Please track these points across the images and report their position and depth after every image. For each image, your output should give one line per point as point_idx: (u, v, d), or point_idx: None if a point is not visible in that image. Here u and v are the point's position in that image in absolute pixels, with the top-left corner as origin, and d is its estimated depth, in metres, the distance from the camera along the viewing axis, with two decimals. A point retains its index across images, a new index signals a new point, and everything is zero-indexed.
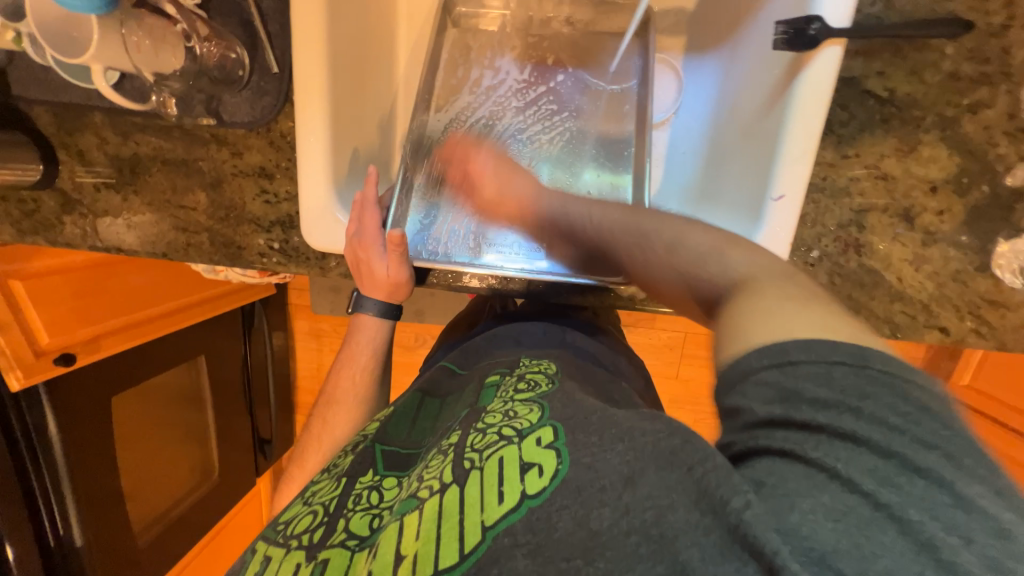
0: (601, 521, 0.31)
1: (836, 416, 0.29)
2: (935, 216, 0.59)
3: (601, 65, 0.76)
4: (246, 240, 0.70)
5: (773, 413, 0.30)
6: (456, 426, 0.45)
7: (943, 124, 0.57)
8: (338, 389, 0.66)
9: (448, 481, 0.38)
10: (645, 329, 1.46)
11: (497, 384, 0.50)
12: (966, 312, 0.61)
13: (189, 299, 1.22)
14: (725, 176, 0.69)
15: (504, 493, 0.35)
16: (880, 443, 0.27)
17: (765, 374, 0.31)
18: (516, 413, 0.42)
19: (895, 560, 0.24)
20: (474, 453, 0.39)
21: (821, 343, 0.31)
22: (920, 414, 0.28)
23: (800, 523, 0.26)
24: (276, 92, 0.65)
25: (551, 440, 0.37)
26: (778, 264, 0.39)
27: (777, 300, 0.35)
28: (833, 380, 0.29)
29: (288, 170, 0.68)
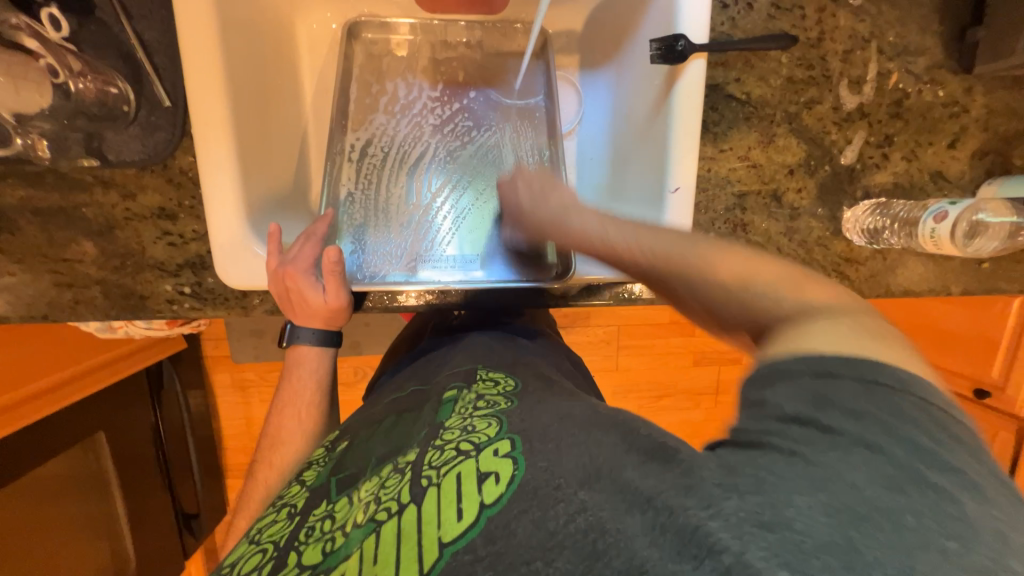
0: (557, 519, 0.31)
1: (860, 426, 0.31)
2: (796, 194, 0.71)
3: (507, 83, 0.81)
4: (149, 288, 0.63)
5: (801, 411, 0.33)
6: (413, 445, 0.45)
7: (789, 118, 0.70)
8: (281, 432, 0.62)
9: (406, 502, 0.37)
10: (582, 328, 1.54)
11: (454, 399, 0.50)
12: (832, 270, 0.73)
13: (66, 372, 1.03)
14: (630, 175, 0.76)
15: (463, 508, 0.34)
16: (893, 456, 0.30)
17: (801, 379, 0.34)
18: (473, 428, 0.42)
19: (881, 552, 0.26)
20: (432, 470, 0.39)
21: (855, 360, 0.34)
22: (953, 444, 0.31)
23: (793, 517, 0.27)
24: (170, 126, 0.60)
25: (508, 450, 0.37)
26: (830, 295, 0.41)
27: (826, 328, 0.37)
28: (855, 393, 0.33)
29: (192, 208, 0.63)
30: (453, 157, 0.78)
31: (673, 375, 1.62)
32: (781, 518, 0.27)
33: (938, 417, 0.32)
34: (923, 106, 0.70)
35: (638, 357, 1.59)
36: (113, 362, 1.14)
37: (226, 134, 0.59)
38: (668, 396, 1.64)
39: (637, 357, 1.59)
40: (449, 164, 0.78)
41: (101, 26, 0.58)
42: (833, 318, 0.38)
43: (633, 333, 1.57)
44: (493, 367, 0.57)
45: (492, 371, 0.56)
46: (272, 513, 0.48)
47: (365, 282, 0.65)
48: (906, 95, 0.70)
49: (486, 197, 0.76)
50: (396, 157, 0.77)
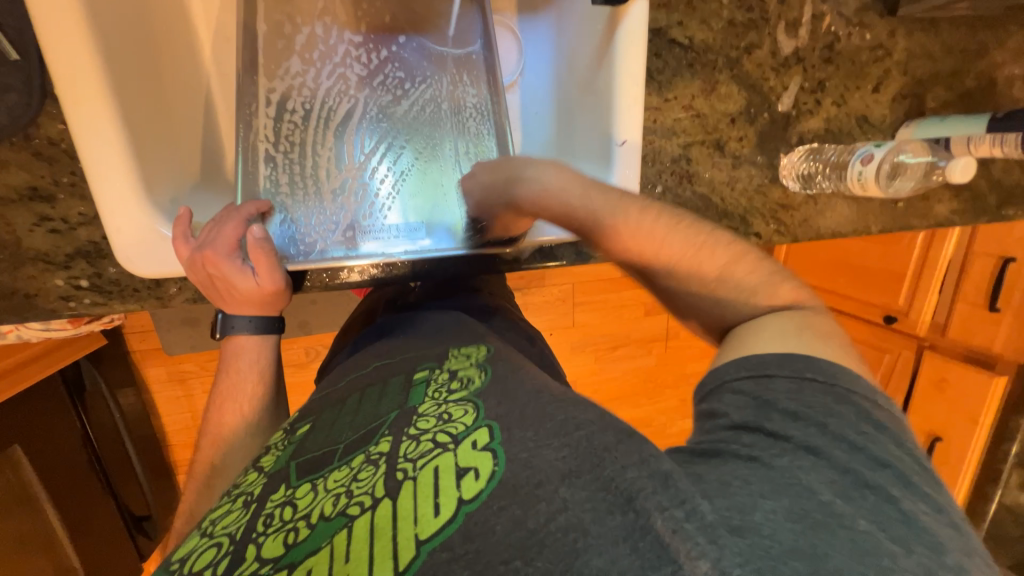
0: (537, 518, 0.32)
1: (803, 428, 0.38)
2: (737, 142, 0.72)
3: (440, 28, 0.73)
4: (36, 285, 0.54)
5: (745, 417, 0.40)
6: (385, 431, 0.43)
7: (730, 64, 0.69)
8: (222, 426, 0.57)
9: (380, 495, 0.36)
10: (537, 288, 1.54)
11: (425, 379, 0.49)
12: (770, 217, 0.76)
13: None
14: (576, 129, 0.73)
15: (441, 504, 0.34)
16: (839, 461, 0.36)
17: (742, 381, 0.43)
18: (451, 416, 0.42)
19: (841, 558, 0.30)
20: (408, 464, 0.38)
21: (798, 358, 0.43)
22: (877, 435, 0.38)
23: (760, 519, 0.32)
24: (25, 86, 0.49)
25: (487, 441, 0.37)
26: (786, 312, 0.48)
27: (775, 329, 0.47)
28: (792, 393, 0.40)
29: (73, 186, 0.53)
30: (386, 114, 0.71)
31: (626, 326, 1.69)
32: (750, 524, 0.31)
33: (863, 406, 0.40)
34: (852, 50, 0.72)
35: (593, 312, 1.63)
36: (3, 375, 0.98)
37: (102, 96, 0.49)
38: (622, 346, 1.72)
39: (592, 312, 1.63)
40: (383, 124, 0.71)
41: None
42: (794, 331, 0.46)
43: (587, 289, 1.60)
44: (465, 346, 0.56)
45: (461, 346, 0.56)
46: (227, 502, 0.43)
47: (303, 260, 0.59)
48: (837, 38, 0.71)
49: (427, 158, 0.71)
50: (321, 117, 0.69)
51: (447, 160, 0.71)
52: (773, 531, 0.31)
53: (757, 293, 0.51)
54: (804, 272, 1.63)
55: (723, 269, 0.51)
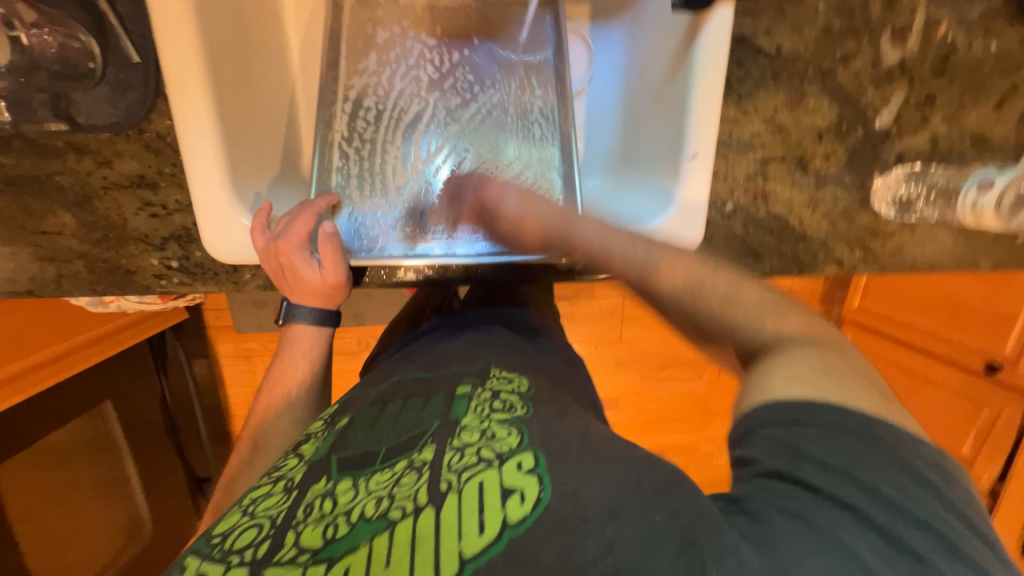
0: (585, 553, 0.32)
1: (839, 481, 0.30)
2: (823, 160, 0.66)
3: (511, 36, 0.74)
4: (135, 262, 0.60)
5: (779, 467, 0.32)
6: (428, 438, 0.43)
7: (822, 76, 0.63)
8: (270, 410, 0.60)
9: (423, 502, 0.36)
10: (586, 299, 1.51)
11: (467, 396, 0.48)
12: (855, 244, 0.69)
13: (50, 352, 0.99)
14: (643, 139, 0.71)
15: (486, 522, 0.34)
16: (889, 529, 0.28)
17: (773, 428, 0.33)
18: (494, 435, 0.41)
19: None
20: (453, 475, 0.38)
21: (831, 407, 0.32)
22: (930, 490, 0.30)
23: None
24: (142, 86, 0.55)
25: (531, 466, 0.37)
26: (814, 346, 0.37)
27: (816, 367, 0.35)
28: (840, 446, 0.31)
29: (174, 177, 0.59)
30: (453, 118, 0.72)
31: (677, 346, 1.60)
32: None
33: (905, 447, 0.31)
34: (973, 62, 0.64)
35: (642, 329, 1.57)
36: (100, 340, 1.10)
37: (204, 94, 0.54)
38: (672, 367, 1.63)
39: (641, 329, 1.57)
40: (449, 127, 0.72)
41: None
42: (813, 367, 0.35)
43: (638, 304, 1.54)
44: (508, 368, 0.55)
45: (505, 368, 0.55)
46: (267, 485, 0.45)
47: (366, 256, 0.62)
48: (954, 48, 0.63)
49: (489, 162, 0.71)
50: (390, 117, 0.71)
51: (508, 165, 0.71)
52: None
53: (781, 321, 0.39)
54: (885, 305, 1.43)
55: (760, 303, 0.40)
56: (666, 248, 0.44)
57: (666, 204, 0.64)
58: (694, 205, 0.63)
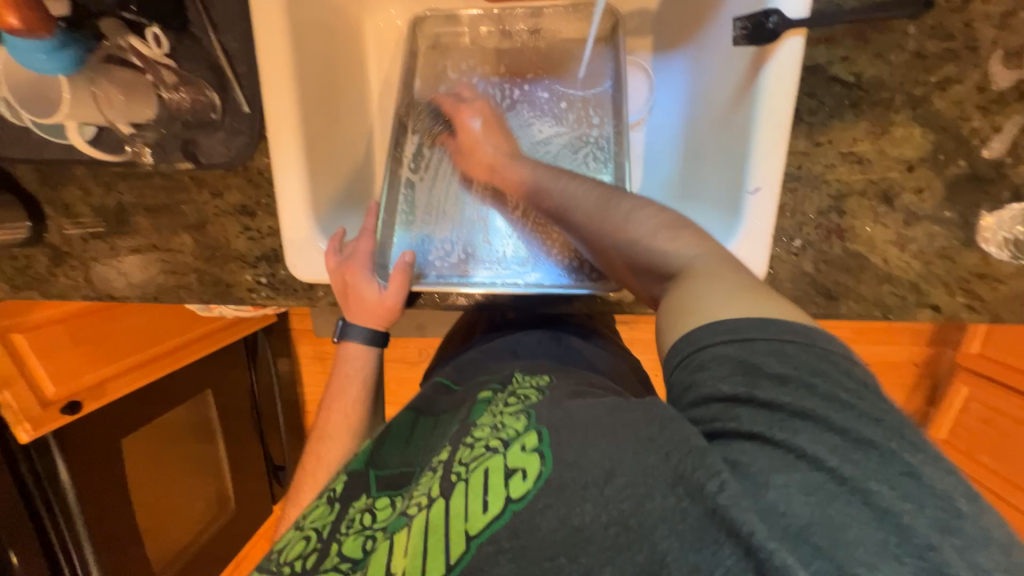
0: (583, 517, 0.33)
1: (794, 393, 0.33)
2: (914, 195, 0.59)
3: (570, 71, 0.76)
4: (234, 277, 0.71)
5: (737, 389, 0.34)
6: (447, 442, 0.48)
7: (913, 103, 0.57)
8: (330, 422, 0.67)
9: (436, 495, 0.41)
10: (646, 325, 1.46)
11: (489, 399, 0.53)
12: (956, 288, 0.61)
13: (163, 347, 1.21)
14: (704, 170, 0.69)
15: (489, 502, 0.37)
16: (834, 423, 0.32)
17: (722, 347, 0.37)
18: (504, 424, 0.43)
19: (861, 529, 0.28)
20: (462, 467, 0.41)
21: (758, 323, 0.37)
22: (862, 389, 0.33)
23: (778, 500, 0.30)
24: (249, 131, 0.65)
25: (534, 445, 0.38)
26: (719, 255, 0.45)
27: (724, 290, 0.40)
28: (778, 356, 0.35)
29: (268, 206, 0.68)
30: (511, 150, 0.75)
31: None
32: (767, 504, 0.30)
33: (843, 365, 0.35)
34: None
35: None
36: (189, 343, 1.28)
37: (296, 136, 0.63)
38: None
39: None
40: None
41: (194, 40, 0.63)
42: (717, 284, 0.41)
43: None
44: (533, 372, 0.58)
45: (527, 372, 0.58)
46: (319, 499, 0.55)
47: (429, 283, 0.66)
48: None
49: None
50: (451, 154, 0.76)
51: None
52: (791, 510, 0.29)
53: (676, 243, 0.46)
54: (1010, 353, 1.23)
55: (659, 228, 0.48)
56: (652, 211, 0.50)
57: (723, 241, 0.62)
58: (756, 241, 0.60)
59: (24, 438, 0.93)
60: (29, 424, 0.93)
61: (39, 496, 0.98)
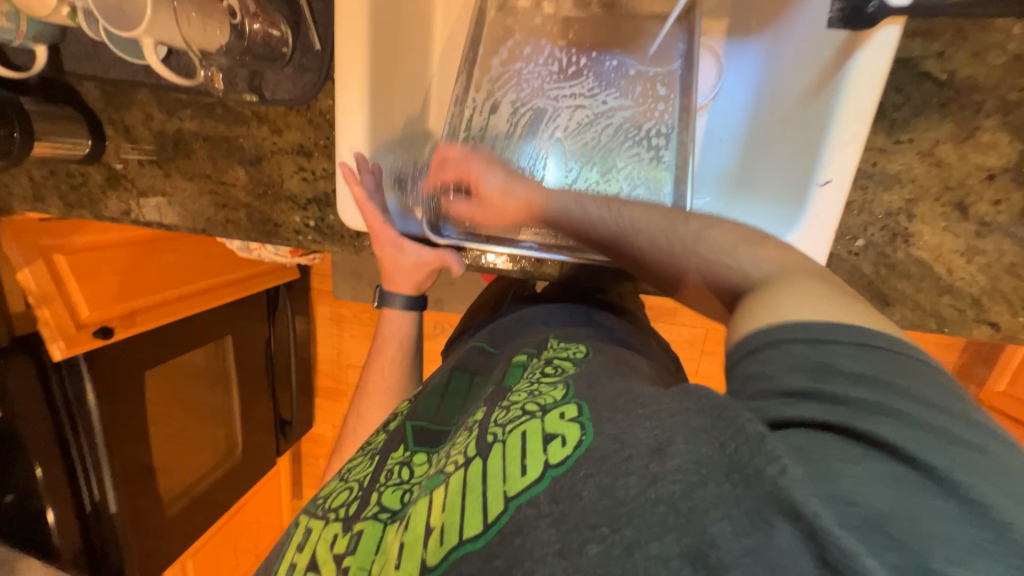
0: (627, 490, 0.30)
1: (871, 391, 0.29)
2: (990, 206, 0.57)
3: (641, 48, 0.74)
4: (283, 217, 0.71)
5: (802, 383, 0.31)
6: (483, 404, 0.48)
7: (1005, 109, 0.55)
8: (369, 385, 0.72)
9: (472, 455, 0.40)
10: (666, 324, 1.51)
11: (523, 363, 0.53)
12: (1019, 308, 0.59)
13: (192, 287, 1.26)
14: (765, 162, 0.68)
15: (528, 466, 0.35)
16: (913, 415, 0.28)
17: (796, 347, 0.32)
18: (540, 392, 0.43)
19: (942, 525, 0.24)
20: (498, 428, 0.41)
21: (848, 327, 0.32)
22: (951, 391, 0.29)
23: (850, 488, 0.25)
24: (317, 69, 0.65)
25: (574, 415, 0.37)
26: (807, 269, 0.39)
27: (796, 288, 0.36)
28: (850, 354, 0.31)
29: (326, 148, 0.68)
30: (573, 122, 0.74)
31: None
32: (836, 490, 0.26)
33: (935, 371, 0.30)
34: None
35: (722, 366, 1.54)
36: (211, 290, 1.31)
37: (363, 82, 0.63)
38: None
39: (721, 365, 1.54)
40: (566, 141, 0.73)
41: None
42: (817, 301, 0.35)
43: (720, 339, 1.51)
44: (566, 339, 0.57)
45: (564, 341, 0.57)
46: (361, 456, 0.56)
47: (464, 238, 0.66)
48: None
49: (600, 173, 0.71)
50: (507, 131, 0.74)
51: (620, 174, 0.71)
52: (868, 497, 0.25)
53: (752, 250, 0.42)
54: None
55: (721, 244, 0.43)
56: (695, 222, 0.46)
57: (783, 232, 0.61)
58: (818, 236, 0.59)
59: (58, 355, 0.94)
60: (64, 342, 0.94)
61: (65, 415, 1.00)
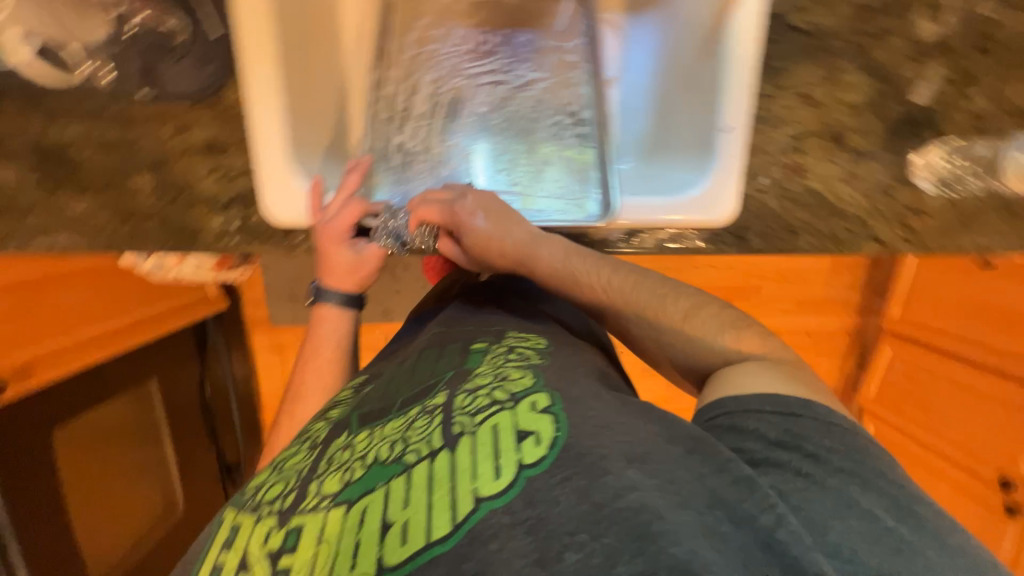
0: (604, 493, 0.33)
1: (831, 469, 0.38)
2: (860, 136, 0.66)
3: (549, 25, 0.77)
4: (202, 223, 0.66)
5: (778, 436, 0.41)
6: (443, 389, 0.47)
7: (857, 52, 0.64)
8: (303, 385, 0.64)
9: (439, 446, 0.40)
10: (613, 303, 1.58)
11: (484, 349, 0.54)
12: (896, 222, 0.68)
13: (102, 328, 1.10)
14: (676, 121, 0.73)
15: (502, 465, 0.36)
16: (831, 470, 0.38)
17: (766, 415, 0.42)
18: (509, 379, 0.46)
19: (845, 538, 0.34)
20: (467, 419, 0.41)
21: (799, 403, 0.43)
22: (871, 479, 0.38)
23: (819, 528, 0.34)
24: (222, 59, 0.61)
25: (546, 406, 0.41)
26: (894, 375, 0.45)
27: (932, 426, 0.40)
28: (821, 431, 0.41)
29: (241, 143, 0.64)
30: (495, 100, 0.76)
31: None
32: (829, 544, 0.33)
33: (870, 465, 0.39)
34: (1013, 40, 0.64)
35: None
36: (127, 327, 1.17)
37: (273, 68, 0.60)
38: None
39: (668, 335, 1.63)
40: (490, 117, 0.75)
41: None
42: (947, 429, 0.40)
43: None
44: (523, 330, 0.59)
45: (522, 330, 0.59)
46: (299, 445, 0.50)
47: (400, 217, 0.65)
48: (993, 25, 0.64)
49: (528, 145, 0.74)
50: (430, 111, 0.75)
51: (546, 144, 0.74)
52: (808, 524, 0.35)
53: None
54: (926, 312, 1.48)
55: None
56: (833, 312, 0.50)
57: (699, 178, 0.67)
58: (727, 180, 0.65)
59: None
60: None
61: None
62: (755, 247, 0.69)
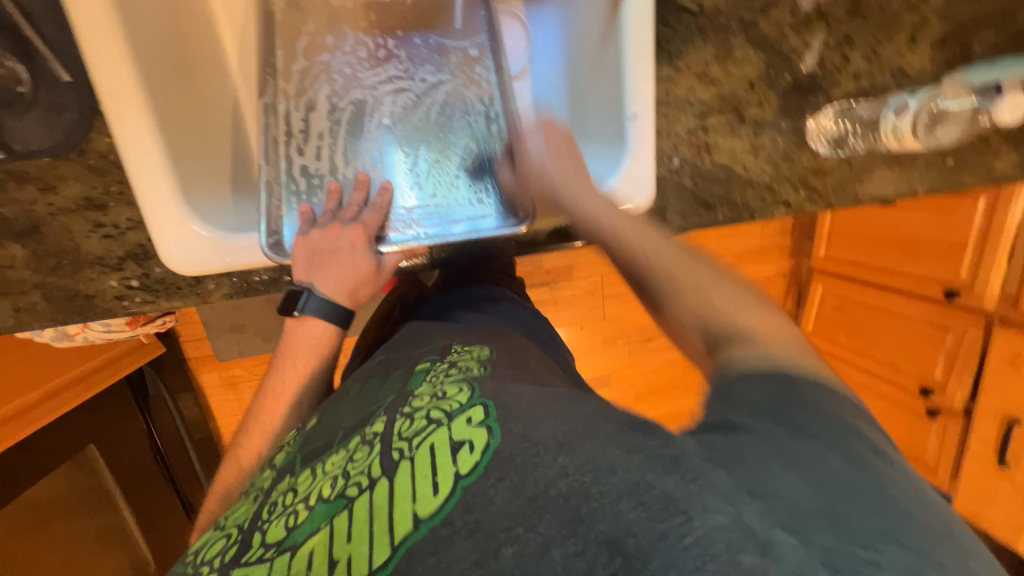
0: (537, 485, 0.33)
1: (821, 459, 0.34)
2: (757, 107, 0.69)
3: (447, 23, 0.74)
4: (93, 286, 0.60)
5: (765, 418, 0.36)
6: (382, 414, 0.47)
7: (744, 27, 0.66)
8: (265, 412, 0.57)
9: (377, 475, 0.39)
10: (565, 282, 1.60)
11: (426, 368, 0.52)
12: (799, 185, 0.72)
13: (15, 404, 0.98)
14: (588, 110, 0.73)
15: (438, 483, 0.36)
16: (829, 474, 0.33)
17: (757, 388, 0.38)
18: (446, 396, 0.44)
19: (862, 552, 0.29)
20: (404, 443, 0.40)
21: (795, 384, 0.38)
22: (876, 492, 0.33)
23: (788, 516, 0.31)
24: (76, 105, 0.54)
25: (482, 418, 0.39)
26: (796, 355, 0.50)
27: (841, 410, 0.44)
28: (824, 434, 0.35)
29: (121, 195, 0.58)
30: (401, 111, 0.72)
31: None
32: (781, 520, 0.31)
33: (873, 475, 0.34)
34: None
35: (624, 304, 1.68)
36: (82, 379, 1.12)
37: (140, 106, 0.54)
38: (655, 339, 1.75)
39: (623, 304, 1.68)
40: (396, 127, 0.72)
41: None
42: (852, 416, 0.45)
43: (614, 281, 1.64)
44: (468, 343, 0.58)
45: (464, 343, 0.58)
46: (245, 498, 0.49)
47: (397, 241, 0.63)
48: None
49: (443, 153, 0.71)
50: (330, 128, 0.70)
51: (460, 151, 0.71)
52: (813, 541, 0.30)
53: None
54: (844, 248, 1.60)
55: None
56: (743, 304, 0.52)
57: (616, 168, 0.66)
58: (642, 168, 0.65)
59: None
60: None
61: None
62: (676, 226, 0.71)
